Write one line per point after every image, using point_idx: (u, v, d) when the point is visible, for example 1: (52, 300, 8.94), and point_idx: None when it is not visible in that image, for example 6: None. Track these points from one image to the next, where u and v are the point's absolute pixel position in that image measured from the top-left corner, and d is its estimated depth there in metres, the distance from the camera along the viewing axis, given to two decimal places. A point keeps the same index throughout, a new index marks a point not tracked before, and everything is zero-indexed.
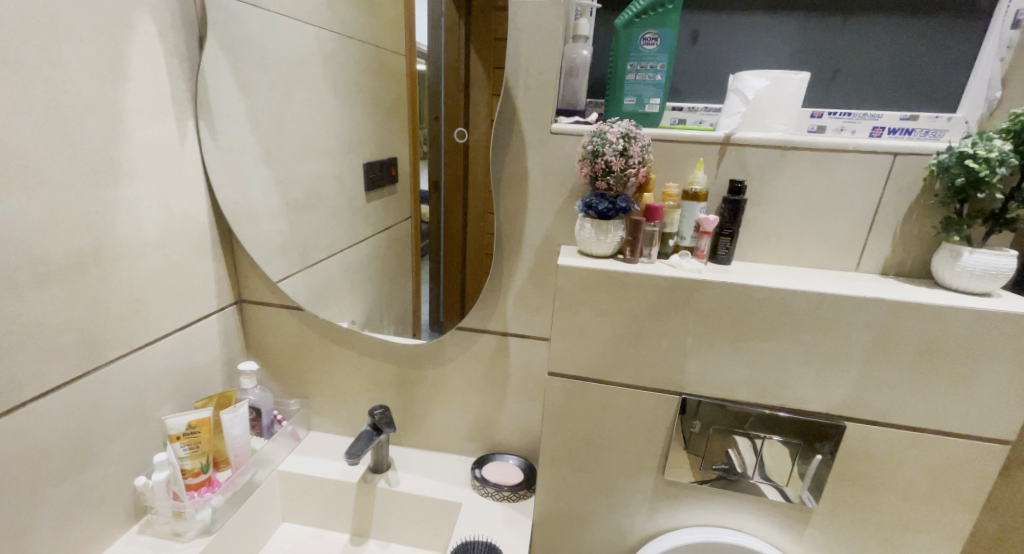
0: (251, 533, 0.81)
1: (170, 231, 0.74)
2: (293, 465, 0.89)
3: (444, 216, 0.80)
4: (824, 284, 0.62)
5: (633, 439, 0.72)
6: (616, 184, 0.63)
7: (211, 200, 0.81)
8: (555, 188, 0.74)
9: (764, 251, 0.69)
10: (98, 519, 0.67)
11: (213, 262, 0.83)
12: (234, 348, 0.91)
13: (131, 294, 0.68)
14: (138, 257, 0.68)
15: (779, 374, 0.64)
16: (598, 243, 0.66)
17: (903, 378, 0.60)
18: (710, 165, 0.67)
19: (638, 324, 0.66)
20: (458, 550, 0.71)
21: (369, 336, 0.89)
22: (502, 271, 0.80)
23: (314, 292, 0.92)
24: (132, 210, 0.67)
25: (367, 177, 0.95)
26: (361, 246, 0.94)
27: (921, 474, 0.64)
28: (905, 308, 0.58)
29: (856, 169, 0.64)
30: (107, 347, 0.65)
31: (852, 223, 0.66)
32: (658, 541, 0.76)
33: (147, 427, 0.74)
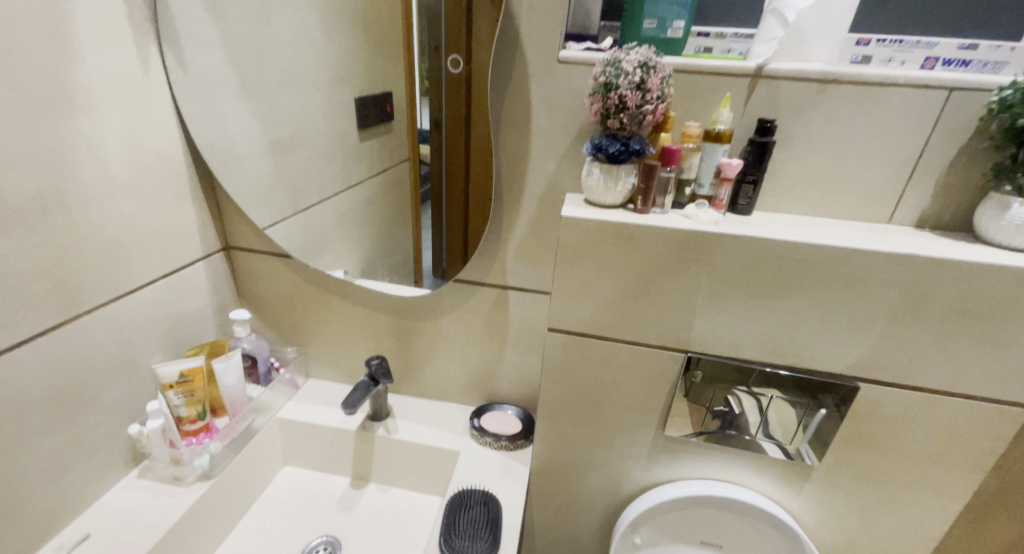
0: (252, 477, 0.81)
1: (142, 171, 0.68)
2: (292, 412, 0.88)
3: (448, 159, 0.74)
4: (853, 238, 0.57)
5: (635, 395, 0.70)
6: (630, 123, 0.56)
7: (185, 137, 0.74)
8: (562, 127, 0.67)
9: (790, 200, 0.63)
10: (94, 466, 0.67)
11: (194, 206, 0.78)
12: (225, 296, 0.88)
13: (105, 239, 0.63)
14: (108, 200, 0.63)
15: (795, 334, 0.60)
16: (607, 191, 0.60)
17: (929, 340, 0.56)
18: (737, 102, 0.59)
19: (647, 279, 0.61)
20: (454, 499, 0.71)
21: (363, 285, 0.85)
22: (503, 219, 0.74)
23: (304, 239, 0.87)
24: (95, 147, 0.60)
25: (359, 114, 0.90)
26: (354, 191, 0.89)
27: (933, 436, 0.62)
28: (942, 267, 0.53)
29: (903, 108, 0.56)
30: (85, 297, 0.61)
31: (891, 169, 0.59)
32: (654, 493, 0.76)
33: (138, 377, 0.72)
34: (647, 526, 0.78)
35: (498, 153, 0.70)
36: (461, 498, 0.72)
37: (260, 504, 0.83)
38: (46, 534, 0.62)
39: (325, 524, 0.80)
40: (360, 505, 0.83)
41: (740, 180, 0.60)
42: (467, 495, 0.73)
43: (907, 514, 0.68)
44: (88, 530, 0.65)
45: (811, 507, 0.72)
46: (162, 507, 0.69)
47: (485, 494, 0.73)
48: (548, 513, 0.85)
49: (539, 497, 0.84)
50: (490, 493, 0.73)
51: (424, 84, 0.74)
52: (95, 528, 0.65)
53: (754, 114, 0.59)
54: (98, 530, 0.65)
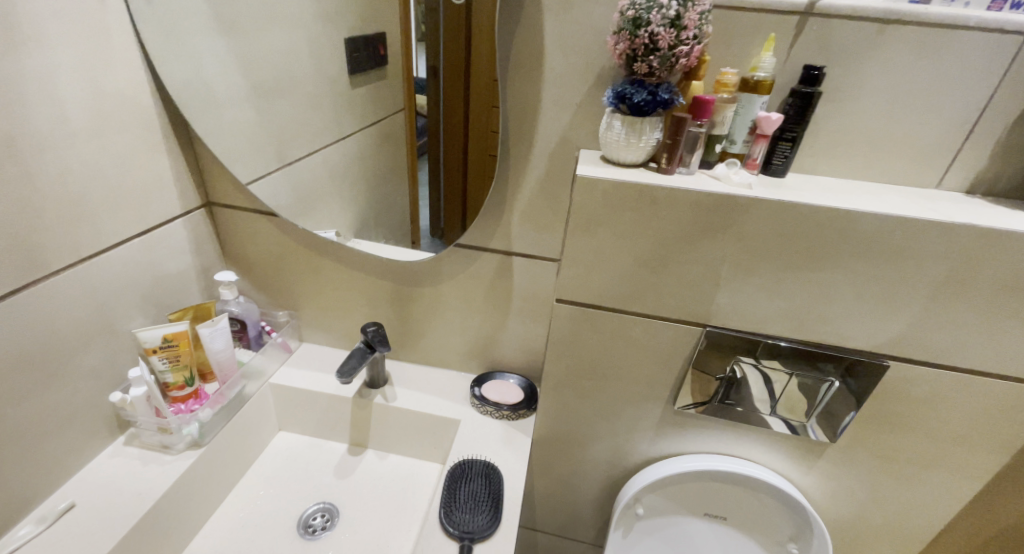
0: (245, 444, 0.79)
1: (107, 115, 0.60)
2: (285, 377, 0.85)
3: (446, 112, 0.67)
4: (900, 205, 0.51)
5: (646, 369, 0.66)
6: (660, 67, 0.49)
7: (154, 77, 0.66)
8: (578, 73, 0.59)
9: (828, 161, 0.57)
10: (74, 434, 0.63)
11: (170, 156, 0.71)
12: (209, 256, 0.82)
13: (69, 193, 0.57)
14: (69, 148, 0.56)
15: (825, 309, 0.56)
16: (629, 147, 0.54)
17: (972, 317, 0.52)
18: (782, 46, 0.52)
19: (668, 248, 0.56)
20: (454, 471, 0.68)
21: (356, 248, 0.80)
22: (509, 177, 0.67)
23: (292, 196, 0.81)
24: (47, 85, 0.53)
25: (349, 56, 0.80)
26: (348, 142, 0.82)
27: (957, 414, 0.59)
28: (1000, 239, 0.48)
29: (972, 55, 0.49)
30: (51, 256, 0.56)
31: (946, 128, 0.53)
32: (659, 466, 0.74)
33: (117, 342, 0.67)
34: (650, 497, 0.76)
35: (504, 103, 0.63)
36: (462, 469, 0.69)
37: (254, 471, 0.81)
38: (29, 504, 0.59)
39: (323, 491, 0.78)
40: (358, 472, 0.81)
41: (776, 138, 0.54)
42: (468, 467, 0.70)
43: (919, 489, 0.66)
44: (73, 499, 0.62)
45: (820, 481, 0.70)
46: (151, 476, 0.66)
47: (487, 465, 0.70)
48: (549, 482, 0.84)
49: (541, 466, 0.82)
50: (493, 465, 0.70)
51: (420, 27, 0.66)
52: (80, 497, 0.62)
53: (799, 60, 0.52)
54: (84, 499, 0.62)
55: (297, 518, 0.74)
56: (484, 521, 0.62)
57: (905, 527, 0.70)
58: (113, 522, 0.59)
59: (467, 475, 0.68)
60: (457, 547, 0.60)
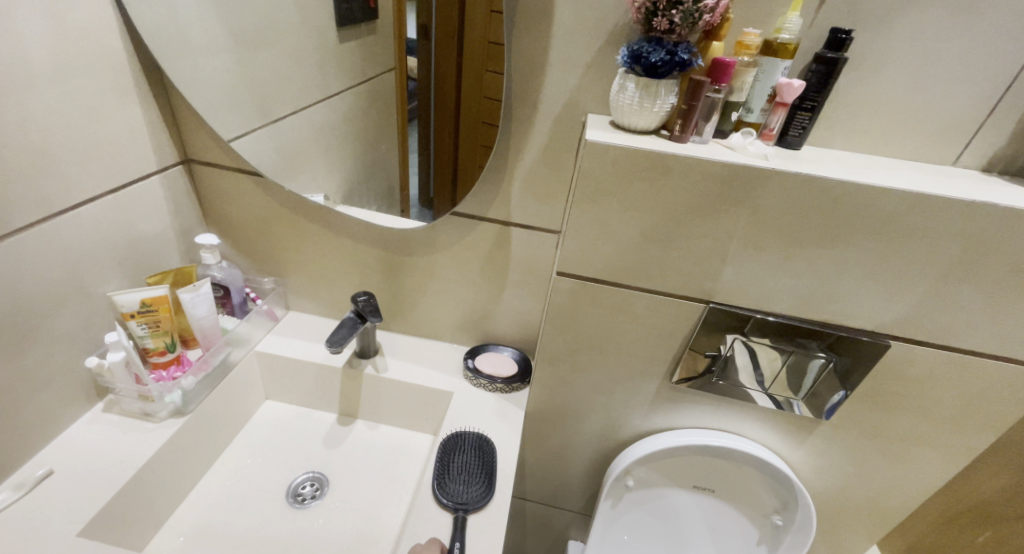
0: (231, 413, 0.77)
1: (71, 57, 0.54)
2: (271, 346, 0.82)
3: (441, 72, 0.62)
4: (920, 181, 0.50)
5: (644, 345, 0.65)
6: (682, 23, 0.46)
7: (123, 17, 0.60)
8: (588, 30, 0.55)
9: (844, 134, 0.55)
10: (49, 400, 0.60)
11: (143, 107, 0.65)
12: (188, 217, 0.78)
13: (32, 142, 0.52)
14: (30, 92, 0.51)
15: (831, 288, 0.55)
16: (641, 112, 0.51)
17: (978, 298, 0.52)
18: (808, 7, 0.49)
19: (676, 221, 0.54)
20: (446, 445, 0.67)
21: (345, 214, 0.76)
22: (510, 142, 0.64)
23: (278, 156, 0.76)
24: (2, 18, 0.47)
25: (337, 9, 0.71)
26: (335, 100, 0.75)
27: (952, 394, 0.60)
28: (1019, 219, 0.46)
29: (1006, 24, 0.47)
30: (18, 211, 0.51)
31: (968, 103, 0.51)
32: (652, 440, 0.74)
33: (92, 306, 0.63)
34: (641, 470, 0.77)
35: (507, 62, 0.59)
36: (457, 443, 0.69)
37: (241, 439, 0.79)
38: (5, 470, 0.57)
39: (312, 460, 0.77)
40: (348, 442, 0.80)
41: (795, 107, 0.52)
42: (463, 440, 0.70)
43: (905, 465, 0.68)
44: (51, 466, 0.60)
45: (809, 457, 0.71)
46: (133, 443, 0.63)
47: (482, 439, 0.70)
48: (540, 453, 0.84)
49: (532, 438, 0.82)
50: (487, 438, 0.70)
51: None
52: (59, 464, 0.60)
53: (826, 23, 0.49)
54: (63, 466, 0.60)
55: (286, 486, 0.73)
56: (475, 493, 0.61)
57: (888, 501, 0.72)
58: (94, 490, 0.58)
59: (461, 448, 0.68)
60: (451, 518, 0.59)
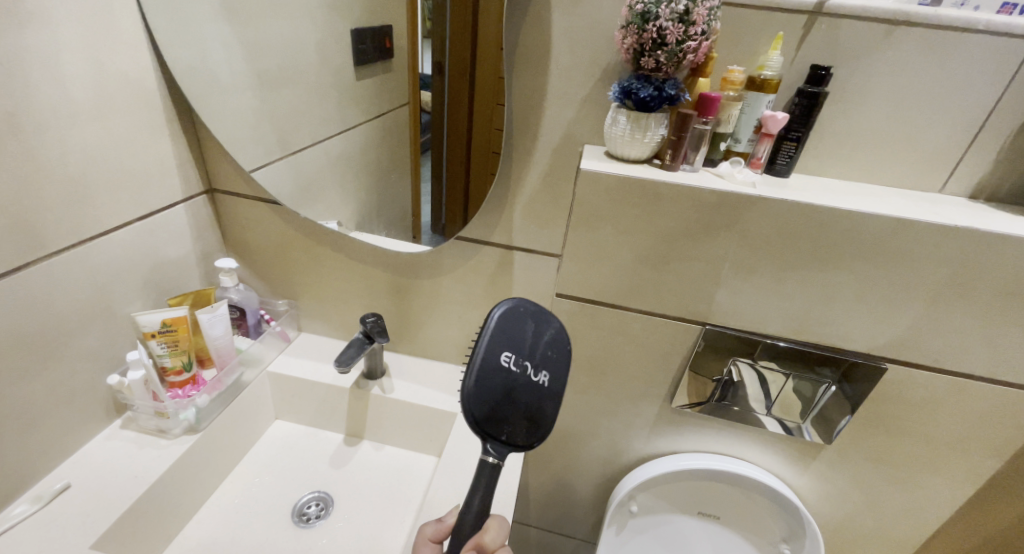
0: (242, 431, 0.79)
1: (109, 96, 0.60)
2: (282, 366, 0.85)
3: (450, 106, 0.67)
4: (905, 207, 0.51)
5: (643, 366, 0.67)
6: (667, 62, 0.50)
7: (159, 61, 0.66)
8: (584, 68, 0.60)
9: (830, 162, 0.58)
10: (70, 416, 0.63)
11: (173, 142, 0.70)
12: (209, 242, 0.82)
13: (70, 173, 0.56)
14: (70, 128, 0.55)
15: (823, 310, 0.56)
16: (633, 143, 0.55)
17: (970, 321, 0.53)
18: (789, 45, 0.52)
19: (669, 245, 0.56)
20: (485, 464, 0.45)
21: (358, 239, 0.80)
22: (512, 171, 0.67)
23: (295, 184, 0.80)
24: (50, 63, 0.52)
25: (354, 47, 0.76)
26: (350, 133, 0.80)
27: (954, 419, 0.60)
28: (1003, 244, 0.48)
29: (979, 60, 0.50)
30: (54, 235, 0.56)
31: (949, 133, 0.54)
32: (654, 464, 0.74)
33: (116, 325, 0.67)
34: (644, 495, 0.76)
35: (509, 97, 0.63)
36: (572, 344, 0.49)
37: (249, 458, 0.81)
38: (26, 482, 0.60)
39: (318, 480, 0.78)
40: (354, 462, 0.82)
41: (781, 137, 0.55)
42: (564, 354, 0.48)
43: (913, 493, 0.67)
44: (68, 480, 0.62)
45: (814, 482, 0.70)
46: (146, 459, 0.66)
47: (529, 322, 0.47)
48: (543, 476, 0.84)
49: (536, 461, 0.82)
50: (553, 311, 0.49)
51: (426, 24, 0.65)
52: (75, 478, 0.62)
53: (806, 60, 0.53)
54: (79, 480, 0.62)
55: (292, 505, 0.74)
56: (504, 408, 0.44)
57: (897, 529, 0.71)
58: (108, 505, 0.60)
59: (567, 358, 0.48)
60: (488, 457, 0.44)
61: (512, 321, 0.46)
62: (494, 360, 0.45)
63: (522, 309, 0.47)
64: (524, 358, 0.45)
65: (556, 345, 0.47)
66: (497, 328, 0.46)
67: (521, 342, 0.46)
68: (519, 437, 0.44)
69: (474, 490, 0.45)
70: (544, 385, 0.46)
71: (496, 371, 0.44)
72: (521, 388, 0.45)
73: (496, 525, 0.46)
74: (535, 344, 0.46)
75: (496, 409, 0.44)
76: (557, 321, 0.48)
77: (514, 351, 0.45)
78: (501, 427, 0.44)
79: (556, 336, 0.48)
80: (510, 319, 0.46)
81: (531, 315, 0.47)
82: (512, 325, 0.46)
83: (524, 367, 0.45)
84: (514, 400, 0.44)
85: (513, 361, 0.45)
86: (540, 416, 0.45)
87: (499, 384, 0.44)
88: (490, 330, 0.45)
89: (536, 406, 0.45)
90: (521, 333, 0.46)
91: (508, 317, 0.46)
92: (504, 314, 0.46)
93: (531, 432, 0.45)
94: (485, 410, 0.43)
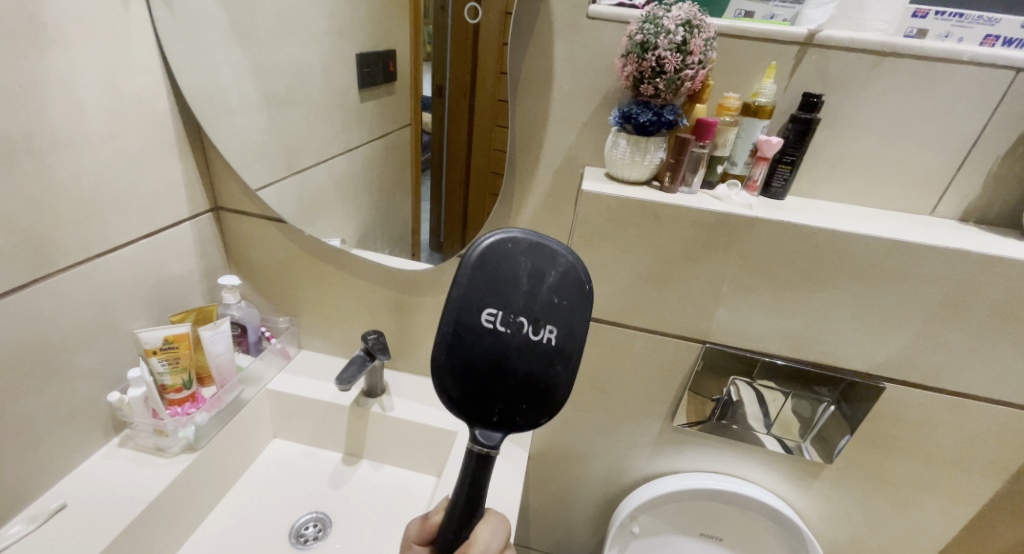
0: (240, 449, 0.78)
1: (122, 117, 0.61)
2: (283, 384, 0.85)
3: (452, 128, 0.69)
4: (897, 229, 0.53)
5: (644, 384, 0.67)
6: (666, 89, 0.52)
7: (172, 83, 0.68)
8: (584, 93, 0.62)
9: (824, 185, 0.60)
10: (69, 434, 0.63)
11: (182, 161, 0.72)
12: (213, 259, 0.83)
13: (81, 192, 0.57)
14: (83, 148, 0.57)
15: (820, 329, 0.57)
16: (633, 165, 0.56)
17: (966, 340, 0.54)
18: (782, 73, 0.55)
19: (669, 264, 0.57)
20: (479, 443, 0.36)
21: (360, 256, 0.81)
22: (514, 191, 0.69)
23: (300, 203, 0.82)
24: (67, 85, 0.54)
25: (359, 71, 0.79)
26: (355, 153, 0.81)
27: (953, 439, 0.60)
28: (992, 264, 0.49)
29: (964, 90, 0.52)
30: (62, 253, 0.56)
31: (938, 159, 0.56)
32: (656, 484, 0.74)
33: (118, 342, 0.67)
34: (646, 516, 0.76)
35: (511, 120, 0.65)
36: (589, 283, 0.37)
37: (247, 478, 0.80)
38: (22, 502, 0.59)
39: (315, 500, 0.77)
40: (352, 482, 0.81)
41: (775, 161, 0.56)
42: (577, 298, 0.37)
43: (916, 514, 0.67)
44: (65, 499, 0.61)
45: (816, 502, 0.70)
46: (144, 478, 0.65)
47: (524, 263, 0.36)
48: (544, 497, 0.83)
49: (536, 481, 0.81)
50: (560, 241, 0.38)
51: (426, 47, 0.67)
52: (72, 498, 0.62)
53: (799, 88, 0.55)
54: (76, 500, 0.61)
55: (289, 527, 0.73)
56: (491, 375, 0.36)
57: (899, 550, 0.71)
58: (104, 524, 0.59)
59: (582, 304, 0.37)
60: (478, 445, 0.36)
61: (498, 266, 0.36)
62: (473, 321, 0.36)
63: (511, 248, 0.36)
64: (517, 315, 0.36)
65: (563, 289, 0.36)
66: (475, 278, 0.36)
67: (512, 293, 0.36)
68: (517, 415, 0.36)
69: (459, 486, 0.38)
70: (549, 344, 0.36)
71: (476, 335, 0.36)
72: (514, 354, 0.35)
73: (486, 535, 0.40)
74: (532, 292, 0.36)
75: (482, 385, 0.36)
76: (565, 257, 0.37)
77: (502, 306, 0.36)
78: (491, 407, 0.36)
79: (564, 277, 0.37)
80: (494, 263, 0.36)
81: (526, 253, 0.37)
82: (498, 271, 0.36)
83: (517, 324, 0.36)
84: (506, 370, 0.36)
85: (501, 320, 0.36)
86: (546, 384, 0.36)
87: (482, 352, 0.35)
88: (465, 282, 0.36)
89: (540, 373, 0.36)
90: (510, 282, 0.36)
91: (491, 262, 0.36)
92: (482, 257, 0.36)
93: (534, 408, 0.36)
94: (467, 386, 0.36)
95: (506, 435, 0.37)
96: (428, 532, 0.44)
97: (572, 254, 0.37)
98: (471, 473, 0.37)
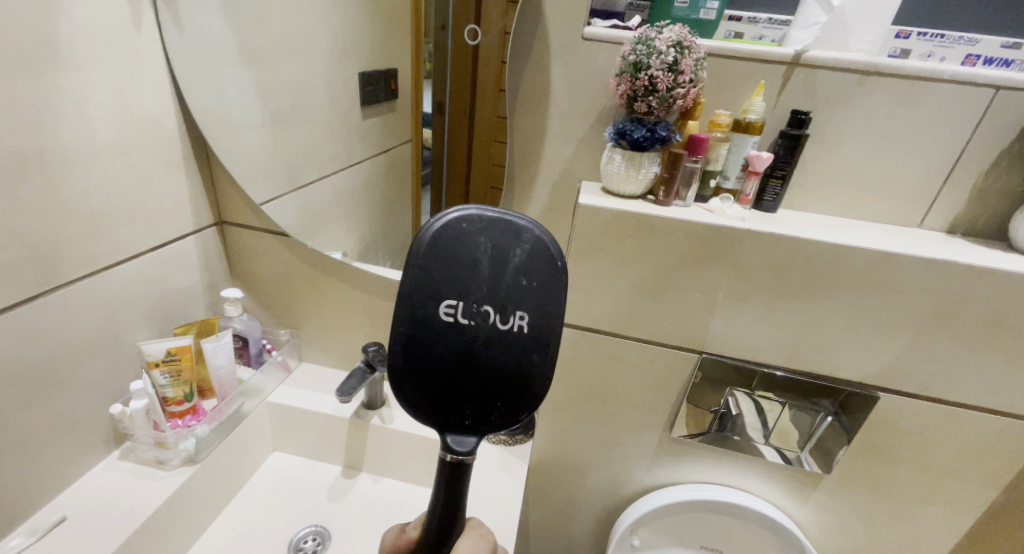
0: (239, 463, 0.78)
1: (132, 134, 0.63)
2: (283, 396, 0.85)
3: (448, 143, 0.71)
4: (885, 241, 0.54)
5: (642, 394, 0.68)
6: (658, 107, 0.53)
7: (180, 102, 0.70)
8: (581, 110, 0.64)
9: (816, 198, 0.61)
10: (71, 446, 0.63)
11: (188, 176, 0.73)
12: (216, 273, 0.84)
13: (90, 207, 0.59)
14: (93, 164, 0.58)
15: (814, 340, 0.58)
16: (628, 179, 0.58)
17: (958, 349, 0.54)
18: (770, 91, 0.57)
19: (665, 275, 0.58)
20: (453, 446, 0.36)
21: (361, 269, 0.82)
22: (512, 204, 0.70)
23: (302, 216, 0.83)
24: (79, 104, 0.55)
25: (361, 89, 0.82)
26: (358, 169, 0.84)
27: (949, 448, 0.61)
28: (978, 275, 0.50)
29: (947, 108, 0.54)
30: (69, 266, 0.57)
31: (924, 173, 0.57)
32: (655, 496, 0.74)
33: (121, 354, 0.68)
34: (646, 529, 0.75)
35: (510, 135, 0.67)
36: (559, 258, 0.37)
37: (245, 491, 0.80)
38: (23, 513, 0.59)
39: (315, 513, 0.77)
40: (351, 495, 0.81)
41: (767, 175, 0.58)
42: (545, 277, 0.36)
43: (914, 525, 0.67)
44: (65, 512, 0.61)
45: (815, 513, 0.70)
46: (143, 490, 0.65)
47: (483, 244, 0.36)
48: (543, 509, 0.83)
49: (536, 494, 0.81)
50: (521, 217, 0.37)
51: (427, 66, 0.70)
52: (72, 510, 0.62)
53: (787, 105, 0.57)
54: (75, 512, 0.62)
55: (288, 540, 0.73)
56: (453, 373, 0.35)
57: None
58: (103, 535, 0.59)
59: (549, 284, 0.36)
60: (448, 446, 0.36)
61: (455, 251, 0.36)
62: (432, 315, 0.35)
63: (468, 230, 0.36)
64: (481, 304, 0.35)
65: (528, 268, 0.36)
66: (430, 267, 0.36)
67: (472, 281, 0.36)
68: (492, 414, 0.36)
69: (435, 495, 0.39)
70: (520, 332, 0.35)
71: (436, 329, 0.35)
72: (481, 347, 0.35)
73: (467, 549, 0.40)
74: (495, 277, 0.36)
75: (450, 383, 0.35)
76: (528, 233, 0.36)
77: (461, 296, 0.35)
78: (461, 409, 0.36)
79: (529, 255, 0.36)
80: (450, 247, 0.36)
81: (485, 234, 0.36)
82: (457, 258, 0.36)
83: (479, 312, 0.35)
84: (473, 365, 0.35)
85: (463, 311, 0.35)
86: (522, 376, 0.36)
87: (446, 347, 0.35)
88: (421, 275, 0.36)
89: (512, 365, 0.35)
90: (470, 268, 0.36)
91: (446, 249, 0.36)
92: (437, 244, 0.36)
93: (510, 403, 0.36)
94: (432, 389, 0.36)
95: (481, 436, 0.37)
96: (403, 545, 0.44)
97: (536, 229, 0.37)
98: (448, 480, 0.38)
